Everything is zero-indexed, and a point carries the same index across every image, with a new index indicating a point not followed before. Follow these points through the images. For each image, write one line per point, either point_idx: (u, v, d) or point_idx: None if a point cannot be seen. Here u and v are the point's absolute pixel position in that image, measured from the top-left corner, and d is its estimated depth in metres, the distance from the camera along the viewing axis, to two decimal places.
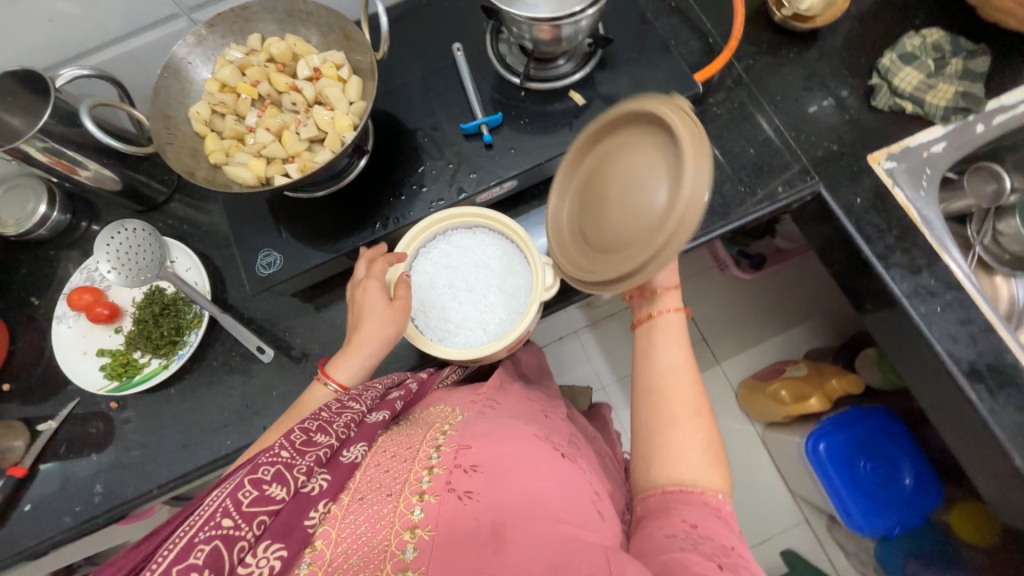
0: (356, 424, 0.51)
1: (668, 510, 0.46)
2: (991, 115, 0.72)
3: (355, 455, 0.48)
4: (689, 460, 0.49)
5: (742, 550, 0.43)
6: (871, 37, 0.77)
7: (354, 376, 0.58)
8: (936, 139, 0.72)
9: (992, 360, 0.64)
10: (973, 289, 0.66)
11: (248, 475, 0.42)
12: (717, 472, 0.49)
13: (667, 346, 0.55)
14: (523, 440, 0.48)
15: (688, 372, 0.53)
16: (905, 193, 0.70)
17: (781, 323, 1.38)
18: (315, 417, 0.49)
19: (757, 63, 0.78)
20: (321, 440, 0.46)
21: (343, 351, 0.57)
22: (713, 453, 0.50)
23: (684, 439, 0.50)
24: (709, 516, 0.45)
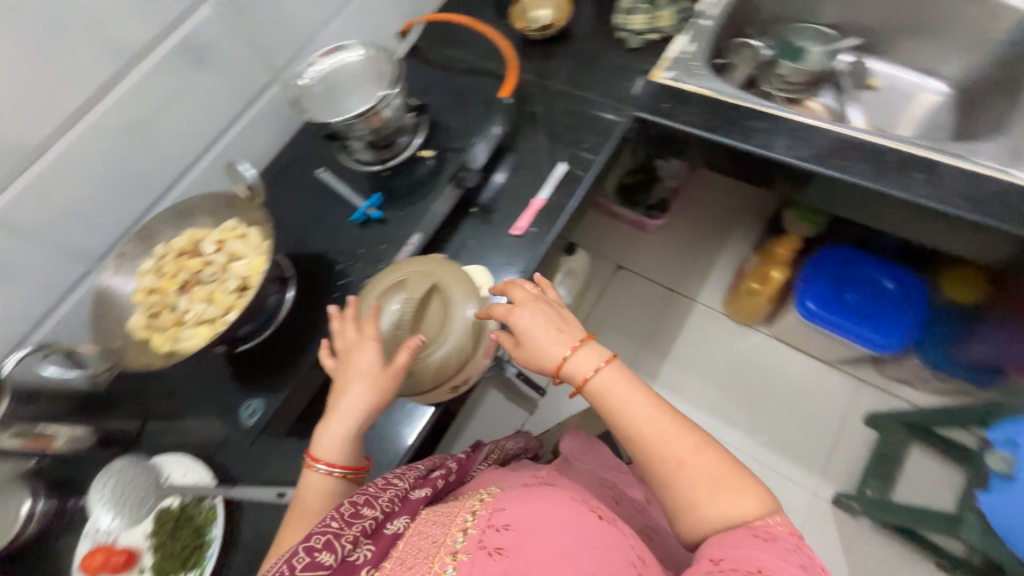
0: (400, 499, 0.55)
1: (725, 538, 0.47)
2: (707, 13, 0.95)
3: (397, 526, 0.51)
4: (711, 507, 0.49)
5: (776, 570, 0.43)
6: (601, 12, 1.01)
7: (344, 455, 0.56)
8: (686, 43, 0.92)
9: (830, 143, 0.77)
10: (779, 111, 0.81)
11: (302, 542, 0.47)
12: (748, 501, 0.49)
13: (621, 400, 0.54)
14: (553, 498, 0.51)
15: (662, 421, 0.53)
16: (692, 83, 0.88)
17: (714, 238, 1.52)
18: (363, 491, 0.54)
19: (542, 66, 0.98)
20: (367, 513, 0.51)
21: (328, 424, 0.56)
22: (741, 494, 0.49)
23: (705, 489, 0.50)
24: (745, 541, 0.46)
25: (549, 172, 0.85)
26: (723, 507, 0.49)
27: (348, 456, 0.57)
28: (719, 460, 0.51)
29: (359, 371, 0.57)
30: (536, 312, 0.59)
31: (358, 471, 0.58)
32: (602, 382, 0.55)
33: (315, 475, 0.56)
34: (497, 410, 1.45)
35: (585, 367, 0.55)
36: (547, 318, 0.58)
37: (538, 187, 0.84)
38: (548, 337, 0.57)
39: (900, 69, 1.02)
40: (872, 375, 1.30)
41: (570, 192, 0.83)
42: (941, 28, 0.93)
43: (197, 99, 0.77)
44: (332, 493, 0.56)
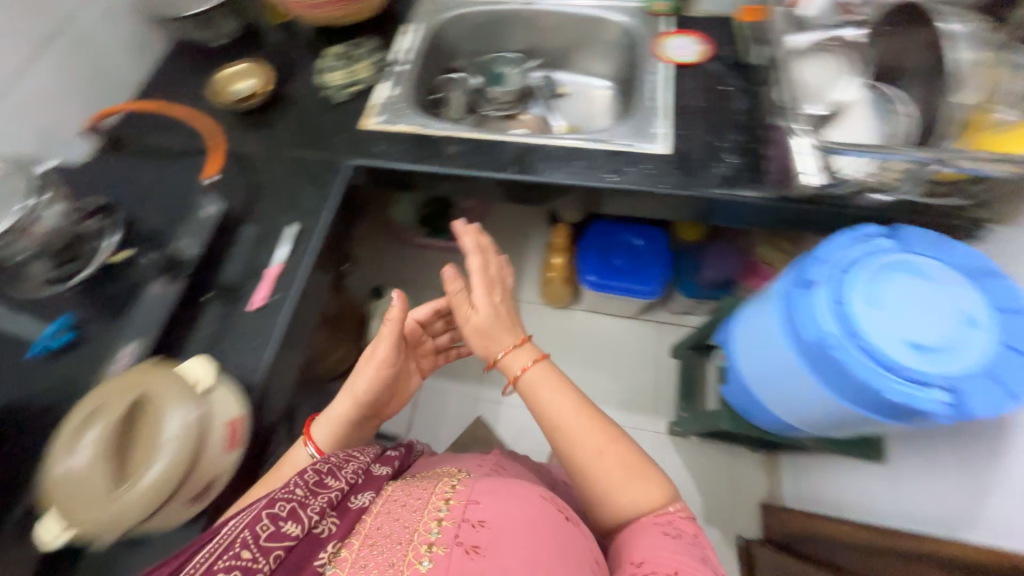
0: (361, 475, 0.68)
1: (652, 532, 0.64)
2: (402, 59, 1.05)
3: (361, 501, 0.64)
4: (618, 492, 0.69)
5: (685, 569, 0.60)
6: (306, 74, 1.05)
7: (330, 441, 0.76)
8: (387, 89, 1.01)
9: (515, 153, 0.90)
10: (473, 133, 0.93)
11: (265, 510, 0.57)
12: (638, 485, 0.69)
13: (546, 397, 0.74)
14: (525, 496, 0.62)
15: (578, 418, 0.73)
16: (399, 124, 0.97)
17: (514, 241, 1.66)
18: (328, 463, 0.65)
19: (257, 134, 0.97)
20: (331, 487, 0.62)
21: (322, 419, 0.77)
22: (637, 475, 0.70)
23: (617, 476, 0.69)
24: (657, 539, 0.63)
25: (282, 237, 0.85)
26: (627, 494, 0.69)
27: (332, 443, 0.76)
28: (628, 449, 0.72)
29: (363, 365, 0.79)
30: (487, 313, 0.80)
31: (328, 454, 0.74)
32: (529, 379, 0.76)
33: (304, 451, 0.73)
34: None
35: (520, 362, 0.78)
36: (499, 326, 0.80)
37: (274, 254, 0.84)
38: (500, 342, 0.79)
39: (580, 76, 1.25)
40: (662, 317, 1.55)
41: (305, 252, 0.83)
42: (583, 44, 1.18)
43: None
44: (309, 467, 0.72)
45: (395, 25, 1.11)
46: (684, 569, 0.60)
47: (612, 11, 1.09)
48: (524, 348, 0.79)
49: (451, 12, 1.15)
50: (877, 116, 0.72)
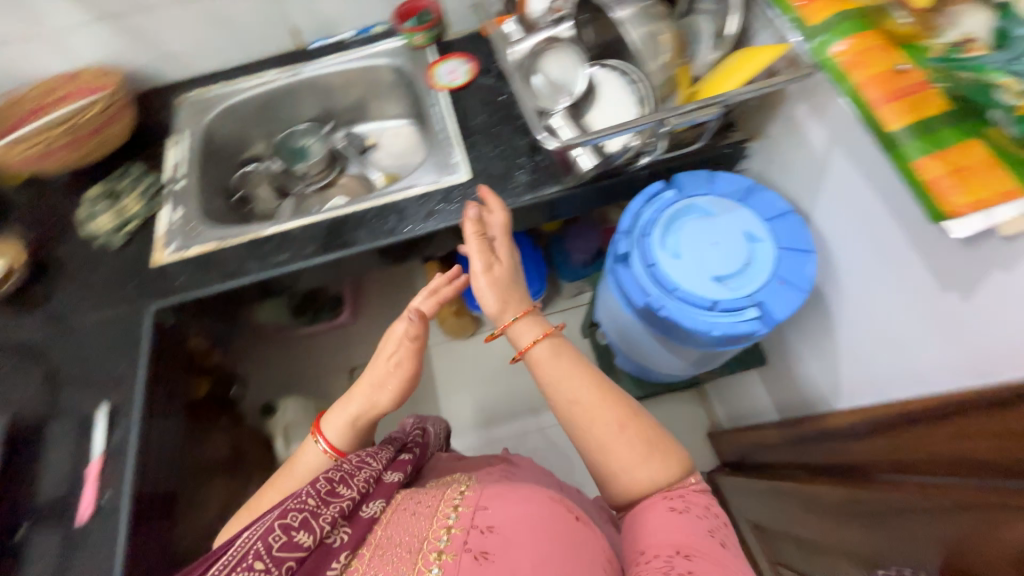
0: (375, 482, 0.62)
1: (657, 510, 0.60)
2: (175, 177, 0.96)
3: (372, 510, 0.58)
4: (630, 472, 0.63)
5: (692, 548, 0.56)
6: (68, 227, 0.91)
7: (343, 436, 0.71)
8: (170, 213, 0.92)
9: (327, 230, 0.86)
10: (276, 226, 0.87)
11: (278, 521, 0.53)
12: (652, 463, 0.63)
13: (553, 381, 0.66)
14: (533, 500, 0.59)
15: (590, 396, 0.64)
16: (195, 244, 0.88)
17: (398, 290, 1.59)
18: (340, 470, 0.61)
19: (31, 317, 0.84)
20: (343, 494, 0.57)
21: (335, 411, 0.72)
22: (654, 458, 0.63)
23: (627, 458, 0.63)
24: (660, 513, 0.60)
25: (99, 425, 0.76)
26: (647, 471, 0.63)
27: (345, 439, 0.71)
28: (649, 428, 0.65)
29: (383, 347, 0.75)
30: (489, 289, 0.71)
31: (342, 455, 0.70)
32: (539, 356, 0.67)
33: (314, 447, 0.70)
34: None
35: (525, 336, 0.69)
36: (502, 296, 0.71)
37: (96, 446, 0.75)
38: (499, 311, 0.71)
39: (381, 123, 1.24)
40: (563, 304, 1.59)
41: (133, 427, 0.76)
42: (367, 92, 1.16)
43: None
44: (318, 466, 0.69)
45: (157, 142, 1.01)
46: (693, 550, 0.55)
47: (378, 56, 1.09)
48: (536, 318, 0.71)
49: (216, 108, 1.07)
50: (617, 101, 0.75)
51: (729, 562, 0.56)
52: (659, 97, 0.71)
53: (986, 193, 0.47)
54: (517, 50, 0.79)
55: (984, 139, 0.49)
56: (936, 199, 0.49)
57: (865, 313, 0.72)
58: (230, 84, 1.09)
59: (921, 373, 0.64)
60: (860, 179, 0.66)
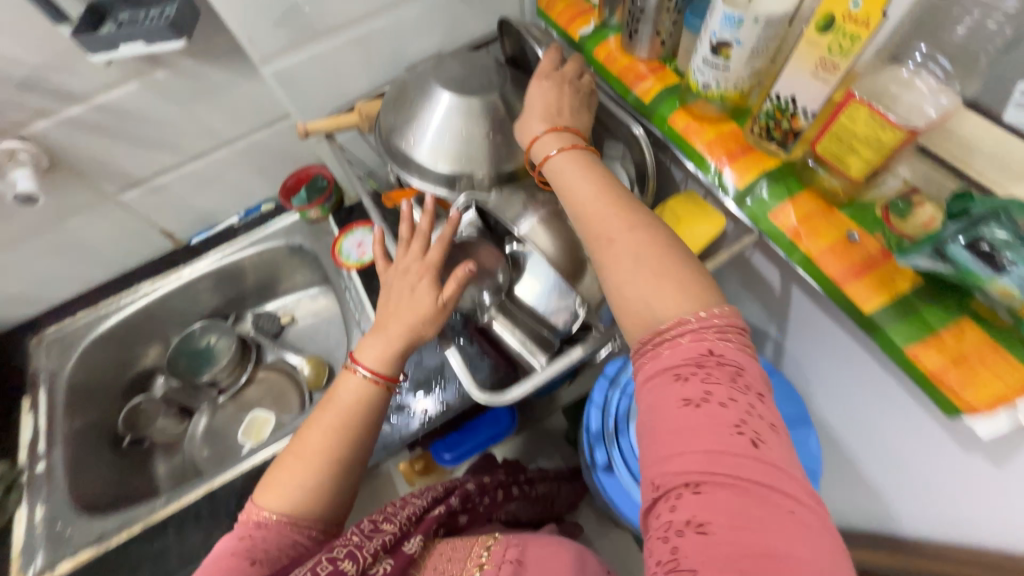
0: (414, 520, 0.56)
1: (658, 393, 0.37)
2: (35, 458, 0.77)
3: (413, 545, 0.52)
4: (633, 291, 0.42)
5: (720, 463, 0.33)
6: None
7: (391, 364, 0.55)
8: (30, 513, 0.72)
9: (242, 493, 0.69)
10: (170, 503, 0.69)
11: (326, 552, 0.45)
12: (673, 292, 0.40)
13: (570, 188, 0.50)
14: (558, 552, 0.57)
15: (599, 206, 0.47)
16: (66, 555, 0.68)
17: None
18: (382, 513, 0.55)
19: None
20: (387, 528, 0.52)
21: (376, 334, 0.56)
22: (653, 279, 0.41)
23: (625, 277, 0.42)
24: (668, 409, 0.36)
25: None
26: (644, 293, 0.41)
27: (390, 366, 0.55)
28: (653, 232, 0.45)
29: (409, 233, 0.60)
30: (536, 100, 0.58)
31: (393, 382, 0.55)
32: (557, 167, 0.52)
33: (352, 382, 0.54)
34: None
35: (542, 150, 0.55)
36: (545, 100, 0.57)
37: None
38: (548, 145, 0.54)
39: (295, 296, 1.08)
40: None
41: None
42: (268, 273, 1.01)
43: None
44: (363, 398, 0.53)
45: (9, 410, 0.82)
46: (709, 473, 0.33)
47: (270, 238, 0.96)
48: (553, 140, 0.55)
49: (83, 343, 0.89)
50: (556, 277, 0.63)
51: (770, 474, 0.33)
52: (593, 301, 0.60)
53: (998, 387, 0.40)
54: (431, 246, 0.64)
55: (971, 315, 0.43)
56: (945, 396, 0.42)
57: (876, 448, 0.63)
58: (98, 309, 0.92)
59: (963, 534, 0.55)
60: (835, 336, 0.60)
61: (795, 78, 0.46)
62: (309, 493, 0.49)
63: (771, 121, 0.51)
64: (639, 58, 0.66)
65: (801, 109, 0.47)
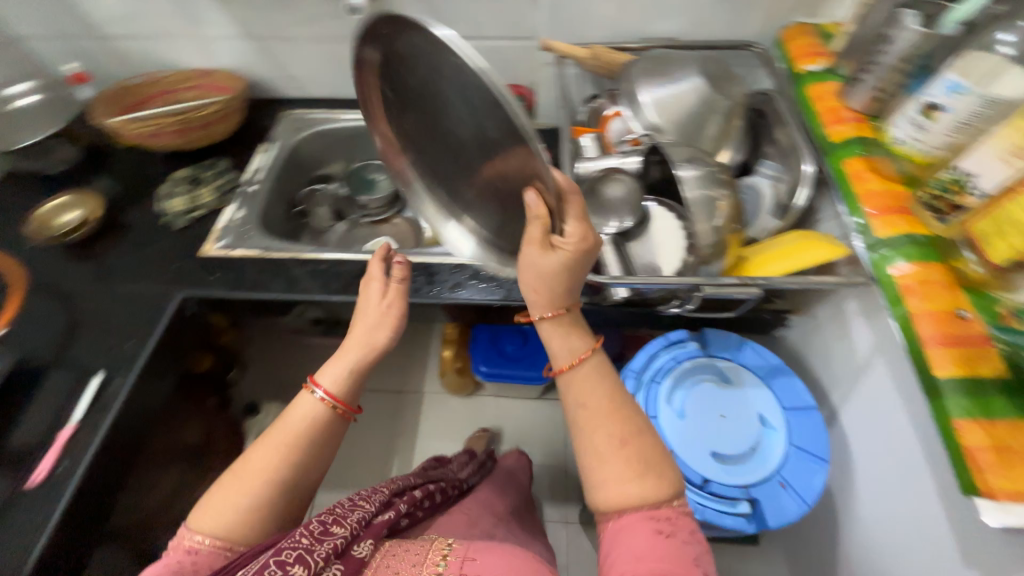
0: (364, 525, 0.62)
1: (637, 530, 0.46)
2: (251, 181, 1.05)
3: (362, 550, 0.58)
4: (627, 486, 0.48)
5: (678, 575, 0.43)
6: (142, 202, 1.00)
7: (341, 381, 0.62)
8: (233, 212, 0.99)
9: (357, 273, 0.90)
10: (317, 253, 0.93)
11: (275, 556, 0.51)
12: (650, 483, 0.48)
13: (584, 386, 0.53)
14: (505, 555, 0.62)
15: (604, 404, 0.51)
16: (243, 246, 0.94)
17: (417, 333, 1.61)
18: (330, 515, 0.60)
19: (79, 271, 0.90)
20: (337, 534, 0.57)
21: (333, 361, 0.63)
22: (648, 479, 0.48)
23: (617, 475, 0.49)
24: (644, 535, 0.46)
25: (80, 390, 0.76)
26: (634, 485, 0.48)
27: (344, 390, 0.62)
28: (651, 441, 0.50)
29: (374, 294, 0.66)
30: (546, 271, 0.51)
31: (346, 402, 0.62)
32: (571, 371, 0.53)
33: (307, 399, 0.61)
34: None
35: (559, 359, 0.54)
36: (548, 279, 0.52)
37: (69, 411, 0.75)
38: (563, 338, 0.54)
39: None
40: None
41: (107, 408, 0.75)
42: None
43: None
44: (313, 417, 0.60)
45: (252, 145, 1.12)
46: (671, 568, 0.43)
47: None
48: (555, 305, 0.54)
49: (311, 129, 1.17)
50: (670, 238, 0.75)
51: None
52: (704, 257, 0.68)
53: (1021, 483, 0.43)
54: (591, 171, 0.80)
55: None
56: (969, 472, 0.45)
57: (888, 520, 0.65)
58: (329, 113, 1.19)
59: None
60: (897, 408, 0.61)
61: (981, 157, 0.50)
62: (247, 513, 0.56)
63: (941, 190, 0.55)
64: (846, 104, 0.72)
65: (974, 188, 0.51)
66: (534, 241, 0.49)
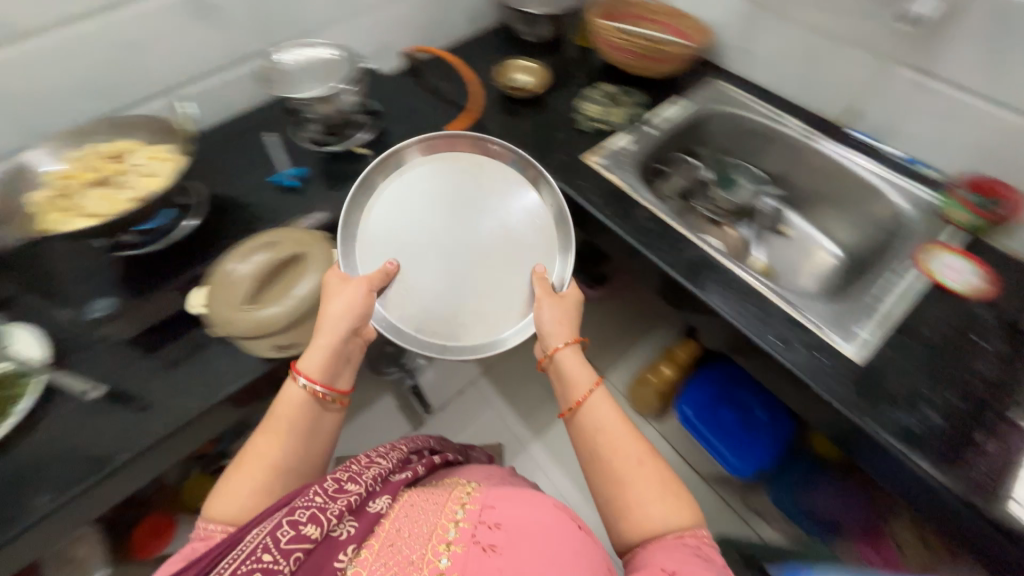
0: (379, 481, 0.66)
1: (669, 553, 0.57)
2: (653, 123, 1.09)
3: (379, 504, 0.62)
4: (649, 510, 0.61)
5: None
6: (568, 94, 1.14)
7: (319, 367, 0.69)
8: (625, 141, 1.05)
9: (695, 260, 0.87)
10: (673, 220, 0.92)
11: (286, 518, 0.55)
12: (666, 504, 0.61)
13: (600, 418, 0.68)
14: (538, 505, 0.62)
15: (618, 431, 0.67)
16: (616, 172, 1.01)
17: (640, 330, 1.58)
18: (345, 472, 0.65)
19: (503, 120, 1.09)
20: (350, 489, 0.61)
21: (309, 349, 0.69)
22: (669, 499, 0.62)
23: (639, 495, 0.62)
24: (678, 560, 0.56)
25: None
26: (650, 506, 0.61)
27: (323, 374, 0.69)
28: (657, 472, 0.64)
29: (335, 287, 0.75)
30: (558, 314, 0.77)
31: (327, 384, 0.69)
32: (591, 410, 0.69)
33: (295, 387, 0.68)
34: (383, 417, 1.51)
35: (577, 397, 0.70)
36: (562, 319, 0.77)
37: None
38: (580, 377, 0.72)
39: (813, 228, 1.12)
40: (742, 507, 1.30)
41: None
42: (838, 201, 1.05)
43: (187, 44, 0.87)
44: (302, 404, 0.67)
45: (669, 96, 1.14)
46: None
47: (895, 187, 0.95)
48: (561, 337, 0.76)
49: (726, 106, 1.12)
50: None
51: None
52: None
53: None
54: None
55: None
56: None
57: None
58: (750, 100, 1.12)
59: None
60: None
61: None
62: (257, 494, 0.62)
63: None
64: None
65: None
66: (541, 287, 0.78)
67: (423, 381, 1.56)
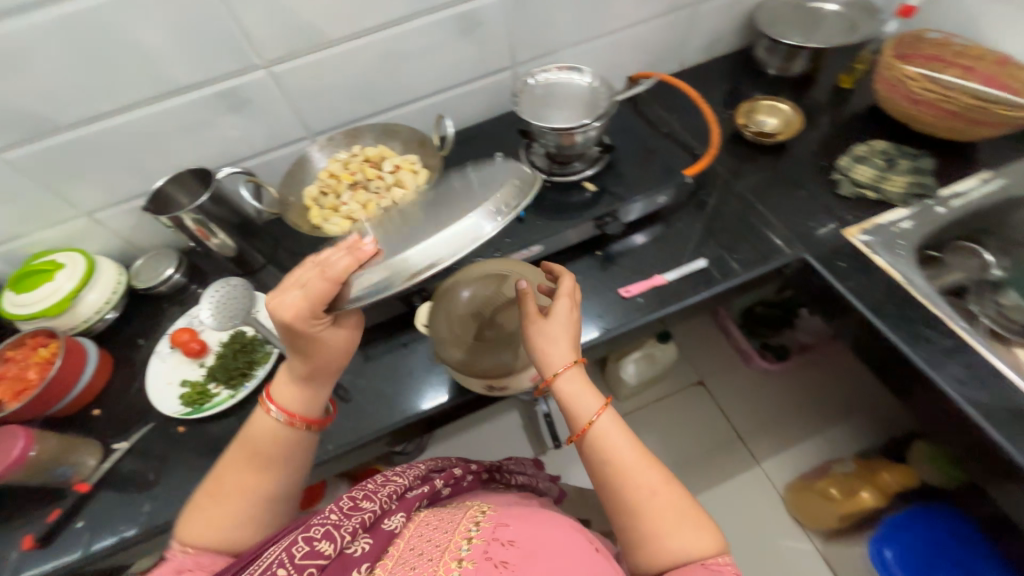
0: (397, 497, 0.58)
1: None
2: (944, 201, 0.86)
3: (394, 523, 0.54)
4: (671, 543, 0.51)
5: None
6: (825, 147, 0.96)
7: (296, 401, 0.61)
8: (903, 218, 0.84)
9: (1003, 402, 0.66)
10: (973, 339, 0.71)
11: (301, 533, 0.49)
12: (692, 535, 0.51)
13: (614, 448, 0.56)
14: (552, 527, 0.54)
15: (635, 460, 0.55)
16: (884, 258, 0.80)
17: (819, 422, 1.33)
18: (362, 489, 0.57)
19: (738, 167, 0.96)
20: (366, 506, 0.53)
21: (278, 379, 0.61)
22: (687, 523, 0.52)
23: (660, 527, 0.52)
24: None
25: (686, 261, 0.85)
26: (677, 537, 0.51)
27: (298, 403, 0.61)
28: (677, 496, 0.54)
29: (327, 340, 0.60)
30: (561, 324, 0.60)
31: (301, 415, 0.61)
32: (601, 435, 0.56)
33: (264, 419, 0.60)
34: (508, 432, 1.49)
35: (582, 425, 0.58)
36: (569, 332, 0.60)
37: (668, 267, 0.85)
38: (582, 404, 0.58)
39: None
40: None
41: (690, 290, 0.82)
42: None
43: (445, 58, 0.90)
44: (275, 434, 0.59)
45: (970, 165, 0.89)
46: None
47: None
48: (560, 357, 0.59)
49: None
50: None
51: None
52: None
53: None
54: None
55: None
56: None
57: None
58: None
59: None
60: None
61: None
62: (249, 523, 0.56)
63: None
64: None
65: None
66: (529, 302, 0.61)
67: (555, 407, 1.51)
